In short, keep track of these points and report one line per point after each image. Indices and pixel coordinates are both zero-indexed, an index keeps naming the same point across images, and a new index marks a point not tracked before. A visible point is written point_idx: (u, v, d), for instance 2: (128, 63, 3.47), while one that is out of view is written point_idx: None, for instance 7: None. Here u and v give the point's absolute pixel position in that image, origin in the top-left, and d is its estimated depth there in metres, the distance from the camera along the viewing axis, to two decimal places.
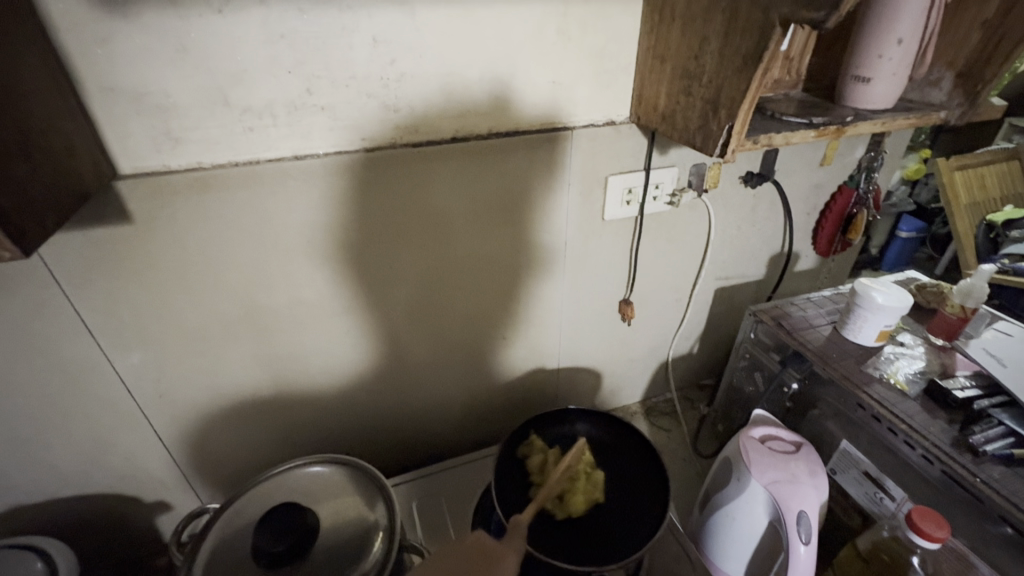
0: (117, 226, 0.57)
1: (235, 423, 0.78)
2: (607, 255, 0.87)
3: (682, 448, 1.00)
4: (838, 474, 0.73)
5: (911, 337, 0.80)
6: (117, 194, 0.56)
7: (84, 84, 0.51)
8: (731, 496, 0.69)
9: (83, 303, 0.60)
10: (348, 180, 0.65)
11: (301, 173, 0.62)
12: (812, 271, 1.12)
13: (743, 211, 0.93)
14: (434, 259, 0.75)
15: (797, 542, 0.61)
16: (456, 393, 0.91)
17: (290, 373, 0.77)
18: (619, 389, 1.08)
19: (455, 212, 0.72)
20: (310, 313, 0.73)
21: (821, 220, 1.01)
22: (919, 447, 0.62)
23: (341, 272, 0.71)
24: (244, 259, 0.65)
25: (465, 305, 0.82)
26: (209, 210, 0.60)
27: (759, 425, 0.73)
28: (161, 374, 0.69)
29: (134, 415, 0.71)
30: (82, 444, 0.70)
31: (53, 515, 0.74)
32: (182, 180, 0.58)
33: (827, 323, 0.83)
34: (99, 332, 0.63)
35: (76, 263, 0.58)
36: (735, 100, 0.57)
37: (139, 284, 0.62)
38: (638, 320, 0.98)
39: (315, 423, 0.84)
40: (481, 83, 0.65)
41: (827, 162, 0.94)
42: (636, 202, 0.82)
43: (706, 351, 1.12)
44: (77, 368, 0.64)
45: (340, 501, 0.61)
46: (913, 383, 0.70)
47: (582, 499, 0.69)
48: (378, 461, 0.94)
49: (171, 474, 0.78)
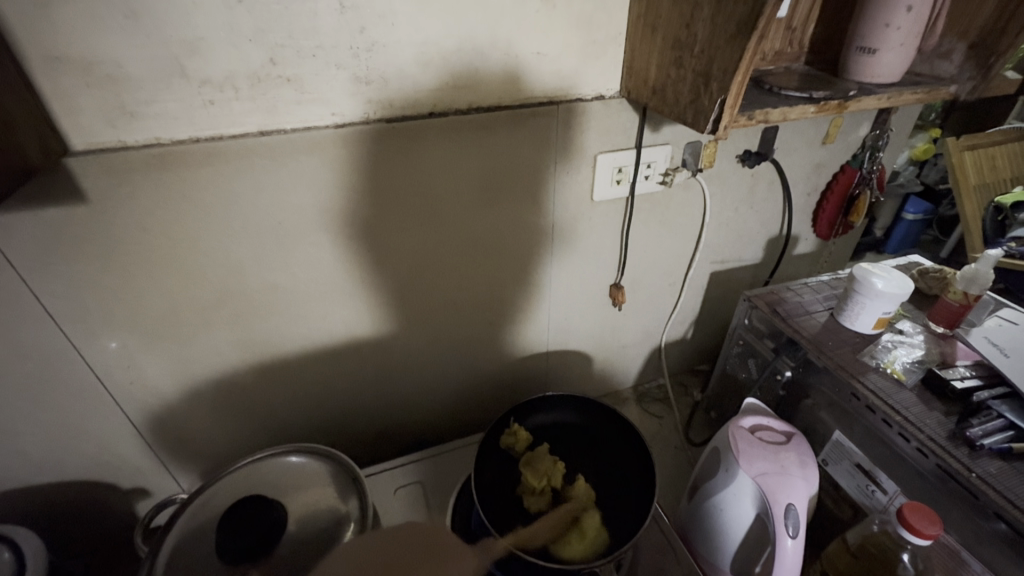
0: (71, 206, 0.54)
1: (214, 409, 0.76)
2: (598, 237, 0.83)
3: (674, 435, 0.98)
4: (829, 465, 0.71)
5: (910, 325, 0.77)
6: (69, 171, 0.53)
7: (25, 53, 0.47)
8: (719, 486, 0.67)
9: (41, 286, 0.58)
10: (319, 159, 0.61)
11: (267, 150, 0.59)
12: (811, 254, 1.08)
13: (741, 192, 0.90)
14: (417, 242, 0.72)
15: (784, 536, 0.59)
16: (445, 378, 0.89)
17: (270, 358, 0.75)
18: (610, 375, 1.06)
19: (437, 193, 0.69)
20: (288, 298, 0.70)
21: (822, 201, 0.97)
22: (914, 440, 0.60)
23: (320, 256, 0.68)
24: (212, 242, 0.62)
25: (455, 290, 0.79)
26: (171, 190, 0.57)
27: (749, 415, 0.71)
28: (133, 361, 0.67)
29: (105, 402, 0.69)
30: (51, 432, 0.68)
31: (26, 502, 0.72)
32: (139, 157, 0.54)
33: (824, 309, 0.80)
34: (62, 318, 0.60)
35: (30, 244, 0.55)
36: (727, 73, 0.53)
37: (101, 267, 0.59)
38: (630, 305, 0.96)
39: (297, 408, 0.82)
40: (460, 55, 0.61)
41: (830, 140, 0.90)
42: (626, 182, 0.78)
43: (700, 336, 1.10)
44: (39, 354, 0.62)
45: (313, 493, 0.60)
46: (910, 373, 0.68)
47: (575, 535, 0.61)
48: (364, 447, 0.93)
49: (147, 461, 0.76)
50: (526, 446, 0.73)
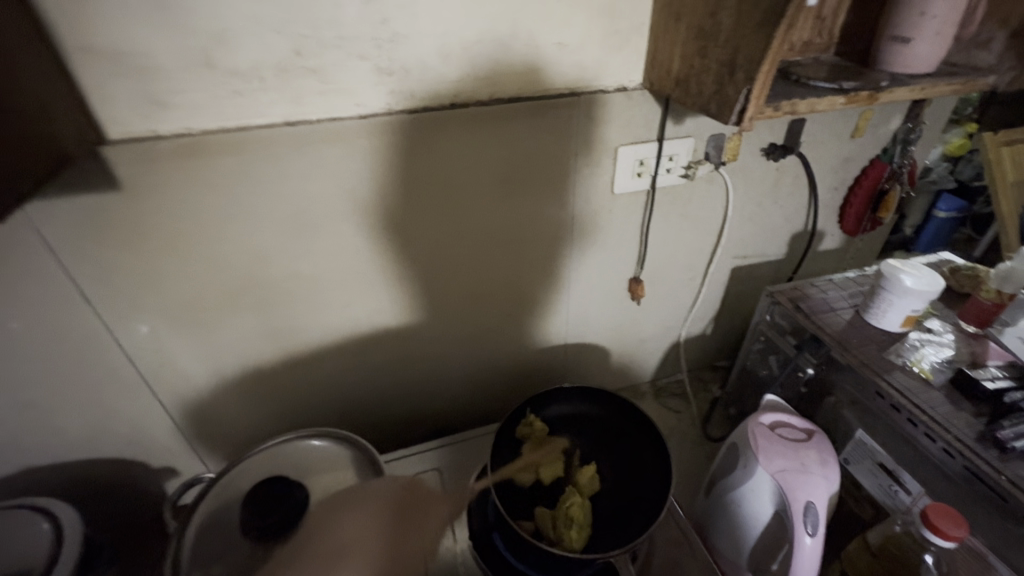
0: (105, 193, 0.56)
1: (240, 394, 0.78)
2: (618, 229, 0.83)
3: (692, 430, 0.98)
4: (850, 464, 0.70)
5: (940, 323, 0.74)
6: (104, 159, 0.54)
7: (63, 44, 0.49)
8: (737, 483, 0.67)
9: (77, 270, 0.60)
10: (342, 149, 0.62)
11: (291, 140, 0.60)
12: (837, 251, 1.06)
13: (765, 185, 0.88)
14: (438, 233, 0.73)
15: (803, 533, 0.59)
16: (463, 368, 0.90)
17: (291, 345, 0.76)
18: (628, 370, 1.06)
19: (456, 184, 0.69)
20: (309, 287, 0.71)
21: (849, 196, 0.95)
22: (940, 440, 0.58)
23: (342, 245, 0.69)
24: (238, 229, 0.63)
25: (475, 282, 0.80)
26: (201, 178, 0.59)
27: (769, 412, 0.70)
28: (163, 344, 0.69)
29: (137, 384, 0.71)
30: (86, 411, 0.71)
31: (63, 477, 0.76)
32: (169, 146, 0.56)
33: (849, 306, 0.78)
34: (96, 301, 0.63)
35: (67, 230, 0.57)
36: (753, 62, 0.52)
37: (133, 251, 0.61)
38: (649, 299, 0.95)
39: (318, 395, 0.83)
40: (482, 45, 0.61)
41: (859, 134, 0.87)
42: (647, 174, 0.78)
43: (719, 332, 1.08)
44: (75, 336, 0.64)
45: (333, 476, 0.61)
46: (938, 373, 0.66)
47: (565, 523, 0.61)
48: (382, 434, 0.94)
49: (175, 442, 0.79)
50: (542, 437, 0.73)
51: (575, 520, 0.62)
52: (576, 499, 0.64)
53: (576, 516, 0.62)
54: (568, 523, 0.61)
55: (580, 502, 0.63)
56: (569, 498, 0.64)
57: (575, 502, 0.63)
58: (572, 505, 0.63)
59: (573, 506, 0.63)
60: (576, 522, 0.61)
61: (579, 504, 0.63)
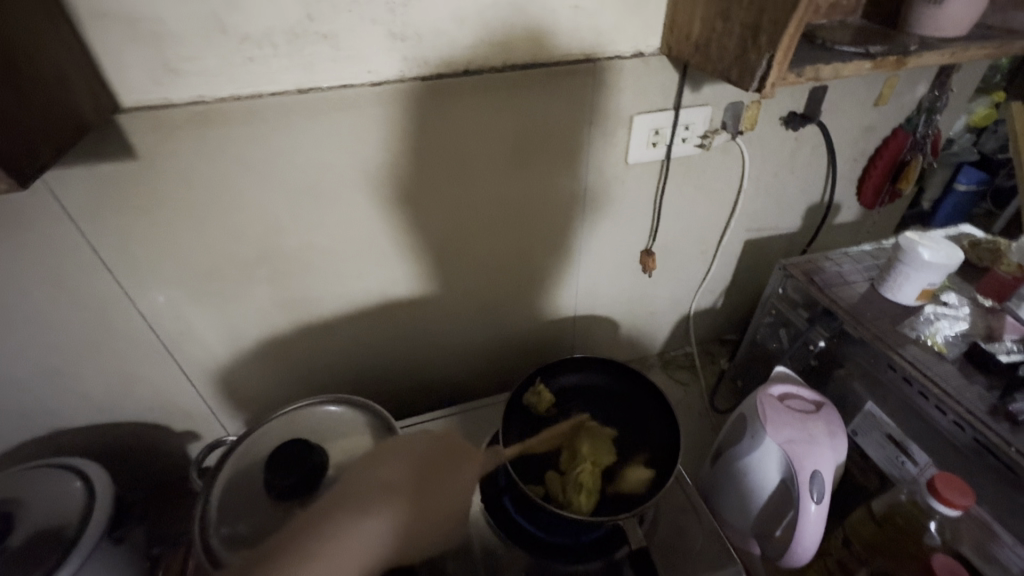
0: (122, 162, 0.56)
1: (256, 362, 0.80)
2: (631, 200, 0.82)
3: (699, 402, 0.99)
4: (858, 436, 0.70)
5: (956, 297, 0.73)
6: (119, 128, 0.54)
7: (74, 9, 0.48)
8: (744, 452, 0.68)
9: (98, 238, 0.61)
10: (354, 117, 0.61)
11: (304, 109, 0.59)
12: (853, 224, 1.04)
13: (782, 156, 0.86)
14: (452, 204, 0.73)
15: (808, 501, 0.60)
16: (474, 338, 0.91)
17: (307, 314, 0.78)
18: (638, 342, 1.06)
19: (470, 155, 0.69)
20: (322, 257, 0.72)
21: (869, 168, 0.93)
22: (951, 413, 0.59)
23: (355, 216, 0.69)
24: (252, 199, 0.64)
25: (487, 254, 0.80)
26: (214, 147, 0.59)
27: (778, 383, 0.71)
28: (182, 312, 0.71)
29: (158, 351, 0.73)
30: (112, 376, 0.73)
31: (91, 438, 0.79)
32: (183, 114, 0.56)
33: (864, 279, 0.77)
34: (116, 269, 0.64)
35: (86, 199, 0.57)
36: (778, 26, 0.50)
37: (150, 220, 0.61)
38: (660, 272, 0.95)
39: (332, 363, 0.85)
40: (496, 9, 0.60)
41: (882, 102, 0.85)
42: (663, 144, 0.76)
43: (730, 305, 1.08)
44: (98, 303, 0.66)
45: (349, 441, 0.63)
46: (952, 346, 0.66)
47: (574, 489, 0.63)
48: (394, 403, 0.96)
49: (196, 407, 0.82)
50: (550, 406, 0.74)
51: (584, 487, 0.63)
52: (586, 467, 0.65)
53: (586, 482, 0.63)
54: (577, 489, 0.63)
55: (589, 469, 0.65)
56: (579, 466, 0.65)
57: (585, 470, 0.64)
58: (582, 472, 0.64)
59: (583, 474, 0.64)
60: (585, 487, 0.63)
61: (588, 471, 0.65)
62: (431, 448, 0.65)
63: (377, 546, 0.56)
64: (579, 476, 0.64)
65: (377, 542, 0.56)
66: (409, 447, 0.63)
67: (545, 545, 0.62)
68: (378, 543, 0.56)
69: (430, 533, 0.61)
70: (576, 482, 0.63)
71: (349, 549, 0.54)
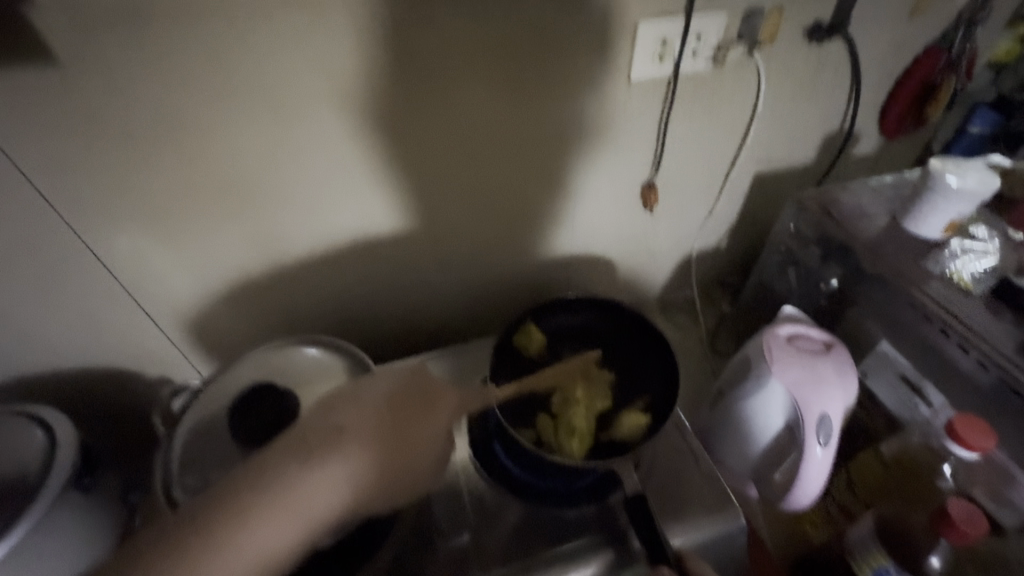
0: (42, 68, 0.48)
1: (228, 305, 0.75)
2: (634, 126, 0.74)
3: (699, 347, 0.95)
4: (869, 377, 0.66)
5: (985, 230, 0.68)
6: (33, 24, 0.46)
7: None
8: (748, 395, 0.64)
9: (29, 163, 0.53)
10: (313, 17, 0.53)
11: (253, 5, 0.50)
12: (871, 157, 0.96)
13: (802, 75, 0.77)
14: (433, 128, 0.65)
15: (815, 444, 0.57)
16: (462, 280, 0.86)
17: (279, 253, 0.71)
18: (637, 286, 1.01)
19: (451, 69, 0.60)
20: (291, 188, 0.65)
21: (895, 92, 0.85)
22: (976, 352, 0.55)
23: (323, 139, 0.62)
24: (202, 117, 0.56)
25: (475, 186, 0.73)
26: (150, 51, 0.50)
27: (786, 323, 0.66)
28: (138, 250, 0.64)
29: (118, 292, 0.67)
30: (71, 319, 0.68)
31: (57, 386, 0.74)
32: (108, 9, 0.47)
33: (884, 212, 0.71)
34: (56, 200, 0.57)
35: (6, 113, 0.50)
36: None
37: (86, 141, 0.54)
38: (663, 208, 0.88)
39: (311, 306, 0.80)
40: None
41: (918, 12, 0.75)
42: (670, 59, 0.68)
43: (735, 246, 1.02)
44: (43, 239, 0.59)
45: (327, 385, 0.59)
46: (979, 283, 0.60)
47: (565, 436, 0.59)
48: (380, 349, 0.91)
49: (166, 353, 0.77)
50: (541, 348, 0.70)
51: (578, 434, 0.59)
52: (581, 413, 0.60)
53: (580, 429, 0.60)
54: (569, 436, 0.59)
55: (585, 415, 0.61)
56: (573, 409, 0.61)
57: (580, 414, 0.60)
58: (576, 417, 0.60)
59: (578, 419, 0.60)
60: (576, 436, 0.59)
61: (582, 417, 0.60)
62: (401, 387, 0.53)
63: (322, 503, 0.45)
64: (570, 422, 0.60)
65: (329, 497, 0.45)
66: (372, 388, 0.52)
67: (536, 492, 0.59)
68: (328, 497, 0.45)
69: (398, 485, 0.49)
70: (571, 427, 0.60)
71: (294, 499, 0.44)
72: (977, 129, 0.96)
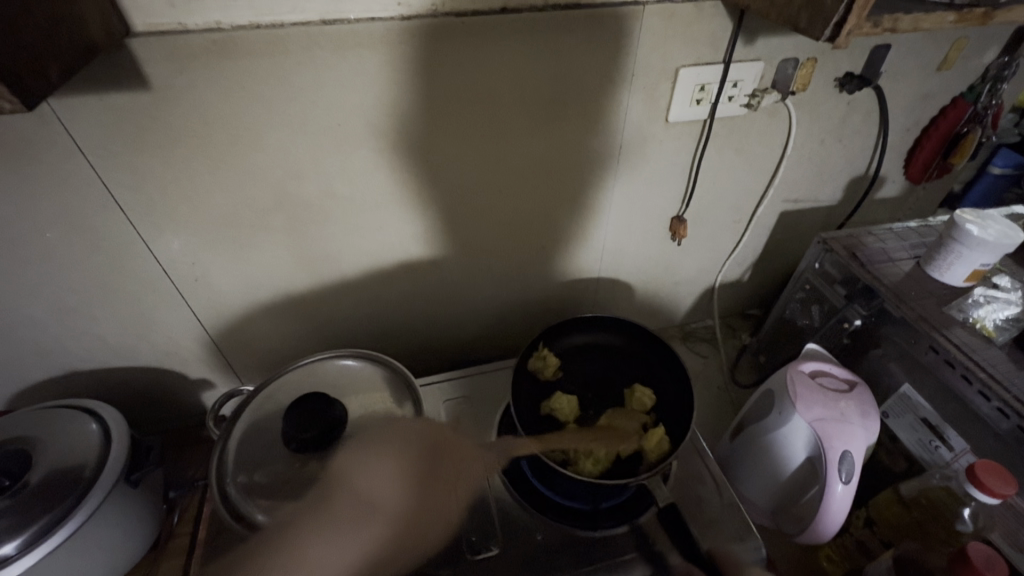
0: (135, 92, 0.52)
1: (272, 313, 0.78)
2: (667, 161, 0.77)
3: (719, 376, 0.97)
4: (889, 418, 0.69)
5: (1009, 281, 0.70)
6: (131, 54, 0.50)
7: None
8: (769, 429, 0.66)
9: (110, 176, 0.58)
10: (380, 55, 0.57)
11: (330, 42, 0.55)
12: (894, 200, 0.99)
13: (832, 122, 0.81)
14: (478, 157, 0.69)
15: (836, 480, 0.58)
16: (491, 300, 0.89)
17: (325, 269, 0.75)
18: (660, 313, 1.03)
19: (500, 104, 0.65)
20: (343, 207, 0.69)
21: (922, 139, 0.88)
22: (995, 399, 0.56)
23: (375, 164, 0.66)
24: (272, 141, 0.60)
25: (512, 212, 0.77)
26: (231, 80, 0.54)
27: (810, 360, 0.68)
28: (197, 258, 0.68)
29: (173, 296, 0.71)
30: (126, 319, 0.72)
31: (106, 381, 0.78)
32: (200, 42, 0.51)
33: (910, 257, 0.73)
34: (130, 210, 0.61)
35: (98, 131, 0.54)
36: None
37: (165, 158, 0.58)
38: (690, 240, 0.91)
39: (348, 318, 0.83)
40: None
41: (947, 66, 0.78)
42: (707, 102, 0.71)
43: (757, 279, 1.05)
44: (114, 244, 0.64)
45: (370, 396, 0.63)
46: (1001, 331, 0.62)
47: (589, 460, 0.61)
48: (409, 360, 0.95)
49: (211, 356, 0.80)
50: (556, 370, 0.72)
51: (601, 458, 0.61)
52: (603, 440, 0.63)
53: (604, 454, 0.62)
54: (592, 458, 0.61)
55: (607, 443, 0.63)
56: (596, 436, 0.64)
57: (602, 440, 0.63)
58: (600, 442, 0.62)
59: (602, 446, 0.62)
60: (601, 458, 0.61)
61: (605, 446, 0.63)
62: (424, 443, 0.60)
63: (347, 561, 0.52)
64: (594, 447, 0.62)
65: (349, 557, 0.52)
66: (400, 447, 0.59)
67: (565, 509, 0.61)
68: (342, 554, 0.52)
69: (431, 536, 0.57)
70: (594, 451, 0.62)
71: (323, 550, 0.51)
72: (999, 171, 0.99)
